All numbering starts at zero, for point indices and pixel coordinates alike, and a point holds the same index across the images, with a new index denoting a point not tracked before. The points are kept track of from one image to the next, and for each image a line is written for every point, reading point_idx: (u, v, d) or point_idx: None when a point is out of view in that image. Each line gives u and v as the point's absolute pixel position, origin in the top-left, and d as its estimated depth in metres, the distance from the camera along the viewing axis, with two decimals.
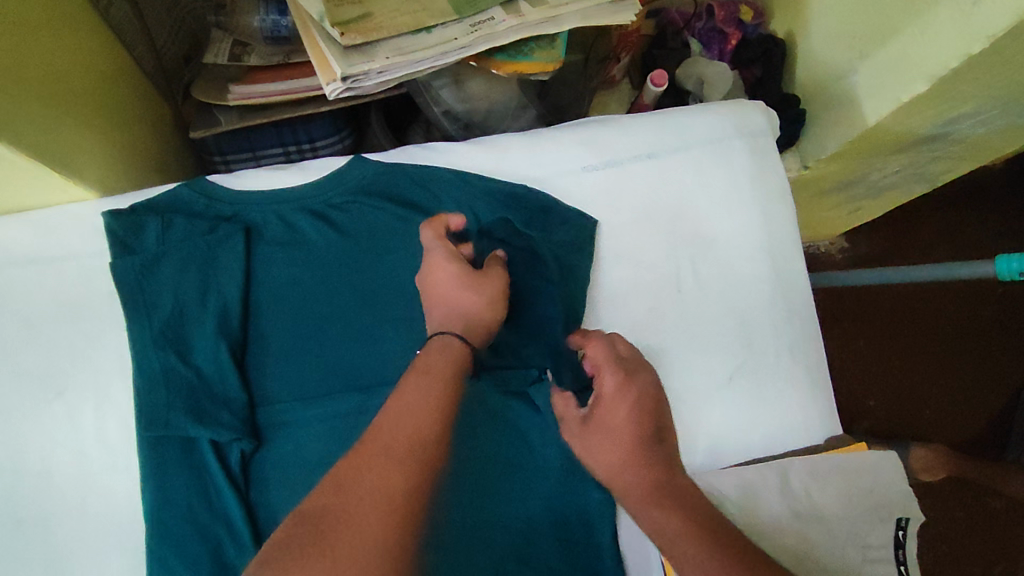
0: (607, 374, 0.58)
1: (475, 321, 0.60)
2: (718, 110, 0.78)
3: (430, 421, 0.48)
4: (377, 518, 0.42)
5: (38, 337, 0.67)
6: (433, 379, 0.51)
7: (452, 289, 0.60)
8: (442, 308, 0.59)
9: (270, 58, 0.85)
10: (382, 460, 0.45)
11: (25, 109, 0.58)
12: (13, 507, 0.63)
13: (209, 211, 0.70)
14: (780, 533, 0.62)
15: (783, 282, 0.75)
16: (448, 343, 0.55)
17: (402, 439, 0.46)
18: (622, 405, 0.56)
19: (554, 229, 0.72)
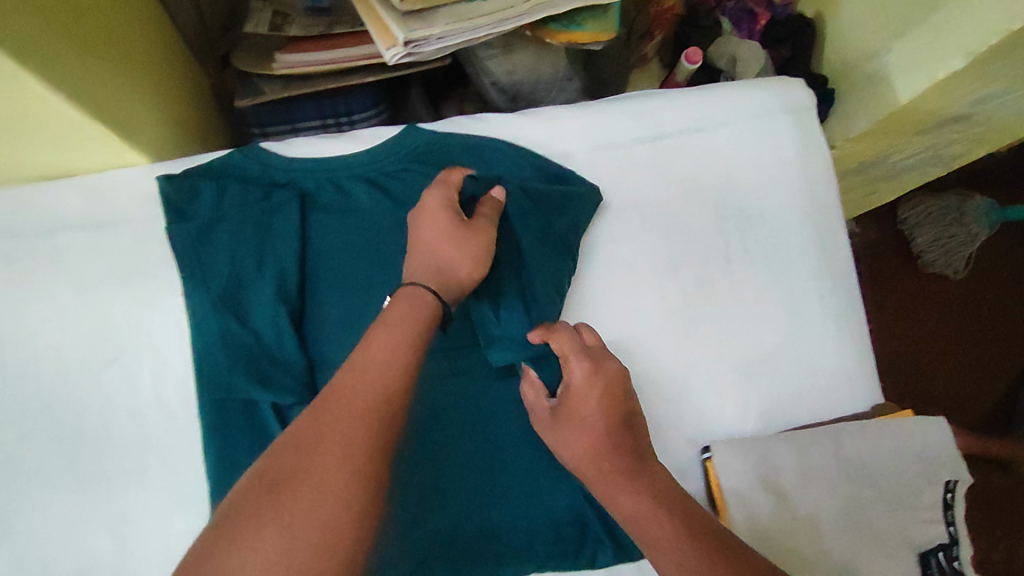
0: (576, 364, 0.59)
1: (450, 271, 0.58)
2: (764, 86, 0.78)
3: (397, 377, 0.48)
4: (342, 475, 0.42)
5: (93, 301, 0.67)
6: (398, 336, 0.50)
7: (437, 239, 0.59)
8: (456, 279, 0.59)
9: (310, 28, 0.83)
10: (346, 420, 0.44)
11: (83, 67, 0.59)
12: (77, 468, 0.64)
13: (264, 175, 0.70)
14: (835, 495, 0.64)
15: (829, 254, 0.76)
16: (420, 297, 0.54)
17: (367, 395, 0.46)
18: (590, 396, 0.58)
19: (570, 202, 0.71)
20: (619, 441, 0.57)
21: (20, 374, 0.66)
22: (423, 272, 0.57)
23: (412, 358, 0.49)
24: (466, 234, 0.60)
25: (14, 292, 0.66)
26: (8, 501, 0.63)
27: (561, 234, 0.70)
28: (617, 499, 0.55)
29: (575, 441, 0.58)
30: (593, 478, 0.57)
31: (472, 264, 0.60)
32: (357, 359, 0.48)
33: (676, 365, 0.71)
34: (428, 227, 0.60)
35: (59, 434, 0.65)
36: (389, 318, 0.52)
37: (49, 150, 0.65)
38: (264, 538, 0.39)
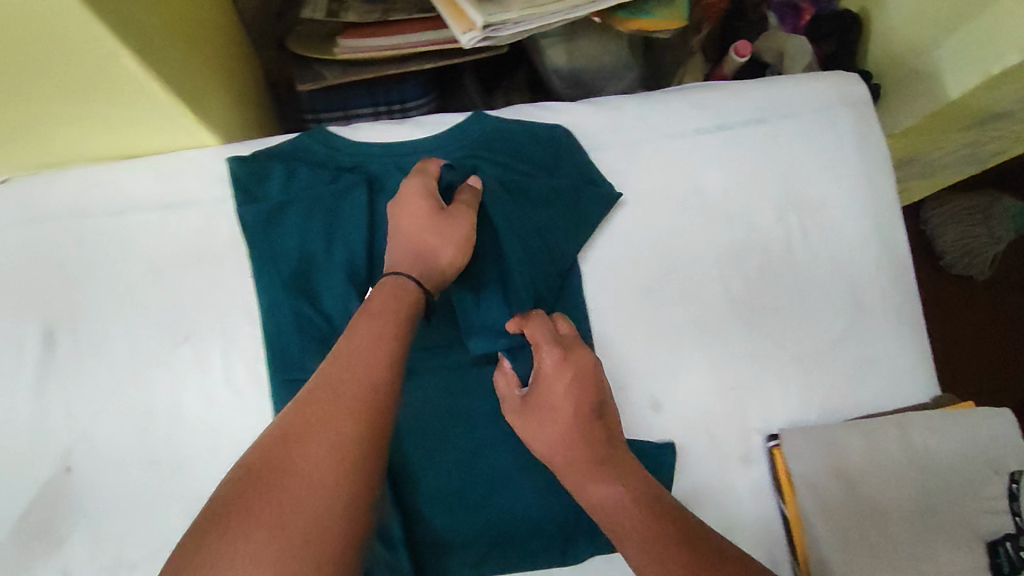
0: (547, 351, 0.59)
1: (429, 256, 0.60)
2: (824, 79, 0.78)
3: (383, 367, 0.49)
4: (328, 462, 0.44)
5: (164, 282, 0.68)
6: (381, 326, 0.52)
7: (416, 226, 0.61)
8: (437, 267, 0.60)
9: (367, 15, 0.81)
10: (333, 411, 0.46)
11: (165, 45, 0.59)
12: (148, 447, 0.65)
13: (331, 160, 0.71)
14: (899, 486, 0.65)
15: (889, 247, 0.76)
16: (400, 285, 0.56)
17: (354, 386, 0.47)
18: (560, 383, 0.58)
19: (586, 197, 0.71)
20: (589, 433, 0.56)
21: (94, 353, 0.67)
22: (404, 259, 0.60)
23: (397, 346, 0.51)
24: (444, 219, 0.62)
25: (88, 273, 0.68)
26: (83, 477, 0.64)
27: (542, 222, 0.70)
28: (586, 489, 0.56)
29: (547, 428, 0.58)
30: (563, 467, 0.57)
31: (453, 250, 0.61)
32: (341, 351, 0.50)
33: (736, 355, 0.71)
34: (408, 214, 0.62)
35: (131, 413, 0.66)
36: (374, 309, 0.54)
37: (123, 133, 0.66)
38: (252, 529, 0.41)
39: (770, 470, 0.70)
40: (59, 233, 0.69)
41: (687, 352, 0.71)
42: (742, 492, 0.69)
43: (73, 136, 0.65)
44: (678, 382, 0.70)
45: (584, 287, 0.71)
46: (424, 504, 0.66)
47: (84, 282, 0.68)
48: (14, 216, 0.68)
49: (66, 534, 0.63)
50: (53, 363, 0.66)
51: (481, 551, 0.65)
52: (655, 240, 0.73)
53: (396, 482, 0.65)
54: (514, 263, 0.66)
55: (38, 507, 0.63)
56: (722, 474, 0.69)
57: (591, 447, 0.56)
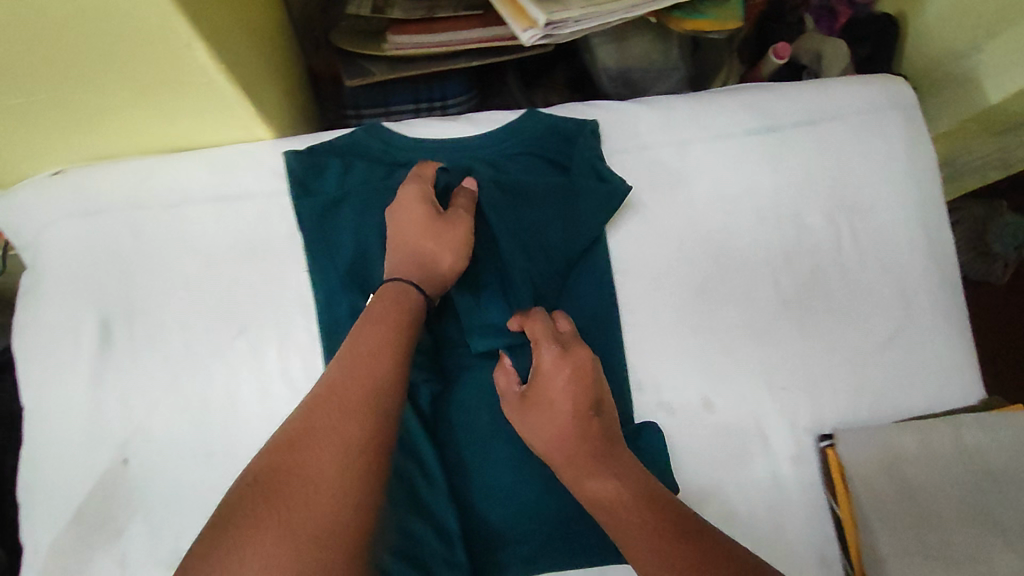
0: (545, 348, 0.61)
1: (429, 263, 0.62)
2: (874, 82, 0.79)
3: (385, 372, 0.52)
4: (334, 463, 0.45)
5: (219, 274, 0.68)
6: (382, 331, 0.54)
7: (414, 233, 0.63)
8: (437, 271, 0.62)
9: (411, 12, 0.79)
10: (338, 415, 0.48)
11: (231, 39, 0.59)
12: (204, 440, 0.66)
13: (387, 156, 0.71)
14: (950, 486, 0.66)
15: (936, 251, 0.76)
16: (404, 293, 0.59)
17: (357, 390, 0.50)
18: (558, 379, 0.59)
19: (590, 193, 0.70)
20: (586, 429, 0.57)
21: (149, 344, 0.67)
22: (405, 265, 0.62)
23: (398, 351, 0.54)
24: (442, 225, 0.63)
25: (142, 264, 0.68)
26: (140, 467, 0.65)
27: (545, 221, 0.69)
28: (584, 484, 0.57)
29: (545, 423, 0.58)
30: (561, 463, 0.58)
31: (451, 255, 0.63)
32: (343, 357, 0.52)
33: (784, 357, 0.72)
34: (406, 221, 0.63)
35: (186, 405, 0.66)
36: (375, 315, 0.56)
37: (182, 123, 0.66)
38: (263, 528, 0.42)
39: (820, 468, 0.71)
40: (115, 224, 0.69)
41: (735, 352, 0.72)
42: (789, 492, 0.70)
43: (132, 126, 0.65)
44: (727, 383, 0.71)
45: (633, 287, 0.72)
46: (478, 500, 0.66)
47: (139, 273, 0.68)
48: (71, 206, 0.69)
49: (124, 524, 0.64)
50: (110, 354, 0.67)
51: (535, 548, 0.66)
52: (706, 239, 0.73)
53: (450, 477, 0.66)
54: (517, 266, 0.67)
55: (98, 497, 0.64)
56: (770, 475, 0.70)
57: (588, 444, 0.57)
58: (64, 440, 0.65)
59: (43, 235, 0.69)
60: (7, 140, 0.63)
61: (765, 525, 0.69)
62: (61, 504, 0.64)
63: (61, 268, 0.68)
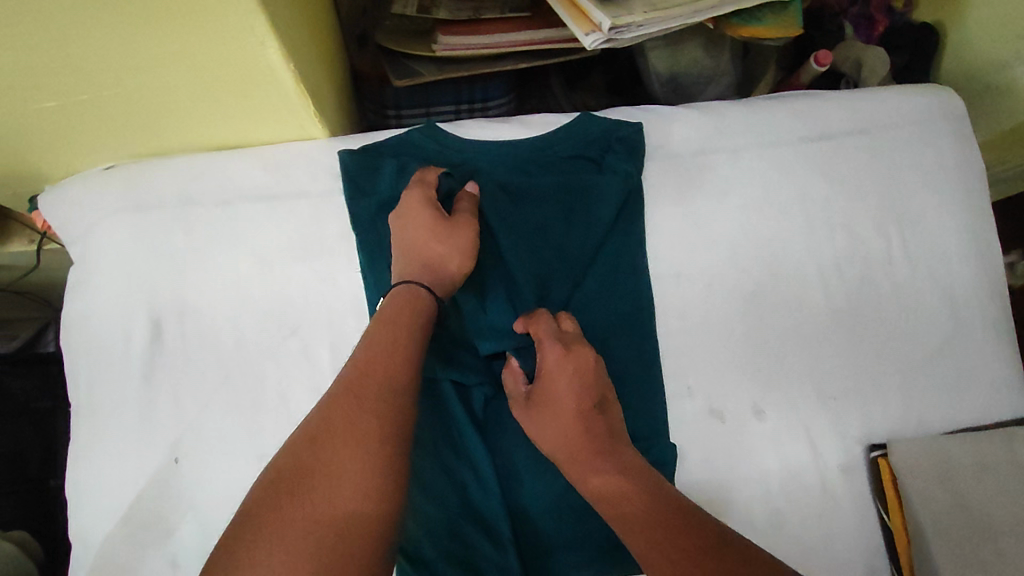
0: (548, 346, 0.60)
1: (438, 265, 0.61)
2: (923, 92, 0.79)
3: (402, 367, 0.51)
4: (355, 459, 0.45)
5: (271, 274, 0.68)
6: (397, 327, 0.54)
7: (420, 236, 0.62)
8: (446, 273, 0.61)
9: (457, 13, 0.80)
10: (357, 409, 0.47)
11: (295, 37, 0.60)
12: (255, 439, 0.65)
13: (441, 157, 0.71)
14: (1006, 499, 0.66)
15: (984, 261, 0.76)
16: (415, 296, 0.58)
17: (375, 385, 0.49)
18: (560, 377, 0.59)
19: (607, 197, 0.70)
20: (588, 424, 0.57)
21: (201, 342, 0.66)
22: (414, 269, 0.60)
23: (413, 346, 0.53)
24: (448, 227, 0.62)
25: (194, 262, 0.68)
26: (189, 468, 0.64)
27: (589, 225, 0.70)
28: (589, 479, 0.55)
29: (549, 421, 0.58)
30: (563, 459, 0.57)
31: (460, 258, 0.62)
32: (359, 354, 0.52)
33: (833, 365, 0.72)
34: (411, 224, 0.62)
35: (238, 404, 0.65)
36: (390, 313, 0.55)
37: (237, 120, 0.66)
38: (290, 522, 0.42)
39: (870, 480, 0.70)
40: (167, 220, 0.68)
41: (783, 359, 0.72)
42: (840, 503, 0.69)
43: (188, 122, 0.66)
44: (776, 390, 0.71)
45: (682, 293, 0.72)
46: (530, 505, 0.66)
47: (190, 270, 0.68)
48: (123, 201, 0.68)
49: (174, 525, 0.63)
50: (160, 351, 0.66)
51: (587, 554, 0.65)
52: (757, 247, 0.73)
53: (502, 482, 0.66)
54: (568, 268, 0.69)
55: (146, 496, 0.63)
56: (820, 485, 0.70)
57: (592, 439, 0.56)
58: (113, 438, 0.64)
59: (94, 231, 0.68)
60: (63, 129, 0.63)
61: (817, 536, 0.68)
62: (109, 504, 0.63)
63: (113, 264, 0.67)
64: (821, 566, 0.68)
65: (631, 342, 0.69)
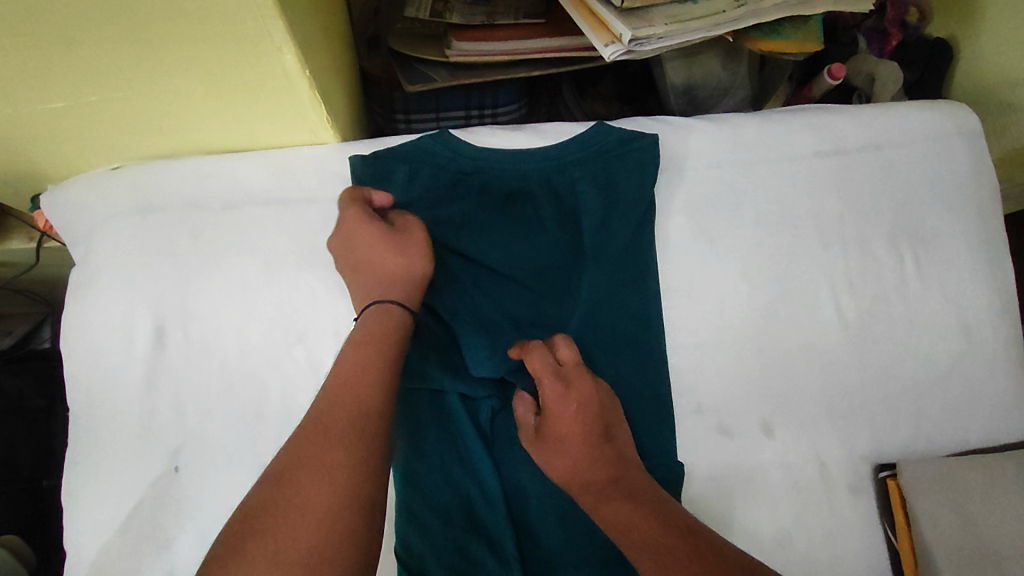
0: (549, 384, 0.59)
1: (401, 274, 0.57)
2: (939, 109, 0.78)
3: (373, 393, 0.50)
4: (323, 491, 0.43)
5: (278, 280, 0.67)
6: (369, 350, 0.52)
7: (372, 254, 0.58)
8: (406, 284, 0.57)
9: (470, 18, 0.79)
10: (322, 447, 0.46)
11: (310, 41, 0.60)
12: (256, 448, 0.64)
13: (453, 164, 0.70)
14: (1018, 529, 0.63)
15: (998, 280, 0.75)
16: (381, 317, 0.55)
17: (344, 414, 0.48)
18: (567, 411, 0.58)
19: (624, 214, 0.70)
20: (598, 455, 0.57)
21: (204, 348, 0.65)
22: (377, 290, 0.57)
23: (386, 369, 0.51)
24: (394, 235, 0.58)
25: (199, 266, 0.67)
26: (190, 476, 0.63)
27: (602, 240, 0.69)
28: (603, 511, 0.55)
29: (561, 457, 0.57)
30: (577, 494, 0.57)
31: (418, 258, 0.58)
32: (330, 382, 0.50)
33: (844, 384, 0.71)
34: (358, 244, 0.58)
35: (239, 412, 0.64)
36: (362, 334, 0.53)
37: (247, 124, 0.66)
38: (252, 563, 0.40)
39: (878, 501, 0.69)
40: (172, 223, 0.67)
41: (795, 378, 0.71)
42: (850, 525, 0.68)
43: (197, 125, 0.65)
44: (787, 407, 0.70)
45: (693, 308, 0.71)
46: (535, 522, 0.64)
47: (195, 274, 0.66)
48: (128, 203, 0.67)
49: (174, 535, 0.62)
50: (162, 356, 0.65)
51: None
52: (769, 262, 0.72)
53: (508, 498, 0.64)
54: (582, 282, 0.68)
55: (144, 505, 0.62)
56: (831, 506, 0.68)
57: (602, 468, 0.56)
58: (112, 445, 0.63)
59: (97, 233, 0.67)
60: (70, 129, 0.62)
61: (828, 558, 0.67)
62: (108, 512, 0.62)
63: (116, 266, 0.66)
64: None
65: (642, 356, 0.68)
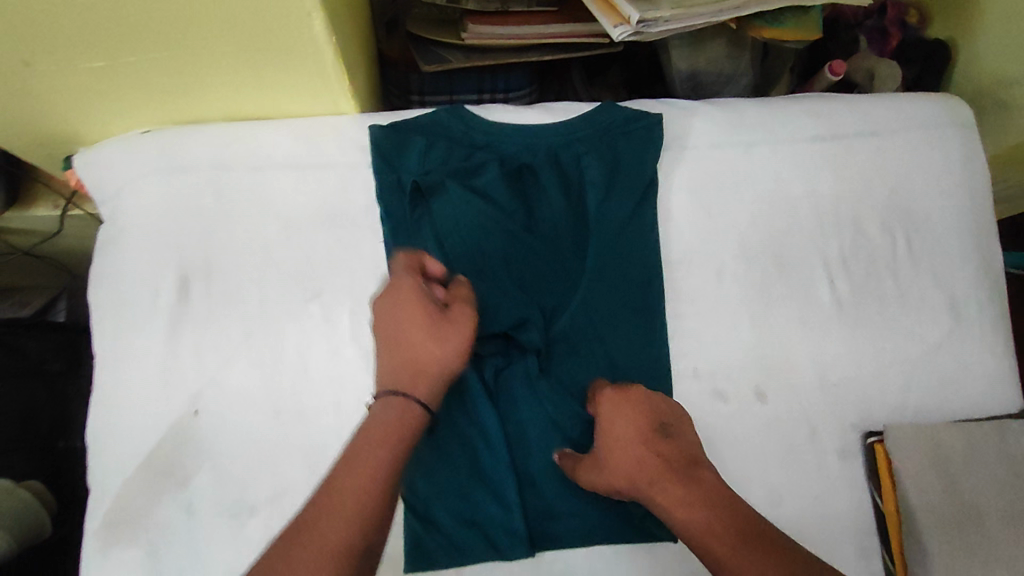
0: (604, 394, 0.63)
1: (434, 372, 0.58)
2: (933, 99, 0.81)
3: (370, 504, 0.51)
4: None
5: (297, 238, 0.70)
6: (378, 450, 0.54)
7: (412, 335, 0.58)
8: (432, 377, 0.58)
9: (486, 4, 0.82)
10: (312, 556, 0.48)
11: (337, 13, 0.64)
12: (274, 396, 0.67)
13: (467, 138, 0.73)
14: (989, 487, 0.68)
15: (987, 261, 0.78)
16: (399, 412, 0.56)
17: (340, 523, 0.50)
18: (623, 415, 0.61)
19: (628, 186, 0.73)
20: (661, 455, 0.58)
21: (226, 301, 0.69)
22: (403, 375, 0.58)
23: (392, 472, 0.53)
24: (440, 324, 0.59)
25: (223, 224, 0.70)
26: (209, 420, 0.66)
27: (607, 212, 0.72)
28: (674, 513, 0.57)
29: (623, 460, 0.59)
30: (646, 497, 0.58)
31: (455, 357, 0.59)
32: (334, 479, 0.52)
33: (836, 357, 0.74)
34: (400, 318, 0.59)
35: (259, 361, 0.68)
36: (370, 430, 0.55)
37: (272, 89, 0.70)
38: None
39: (866, 466, 0.72)
40: (198, 183, 0.71)
41: (786, 349, 0.74)
42: (835, 487, 0.71)
43: (226, 91, 0.69)
44: (779, 376, 0.73)
45: (691, 280, 0.74)
46: (536, 474, 0.67)
47: (219, 232, 0.70)
48: (157, 164, 0.71)
49: (191, 474, 0.65)
50: (186, 307, 0.68)
51: (591, 523, 0.67)
52: (767, 239, 0.76)
53: (511, 451, 0.67)
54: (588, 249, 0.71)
55: (166, 445, 0.65)
56: (819, 470, 0.71)
57: (666, 469, 0.58)
58: (136, 390, 0.67)
59: (126, 190, 0.71)
60: (108, 89, 0.66)
61: (810, 517, 0.70)
62: (131, 450, 0.65)
63: (143, 221, 0.70)
64: (816, 547, 0.70)
65: (642, 323, 0.71)
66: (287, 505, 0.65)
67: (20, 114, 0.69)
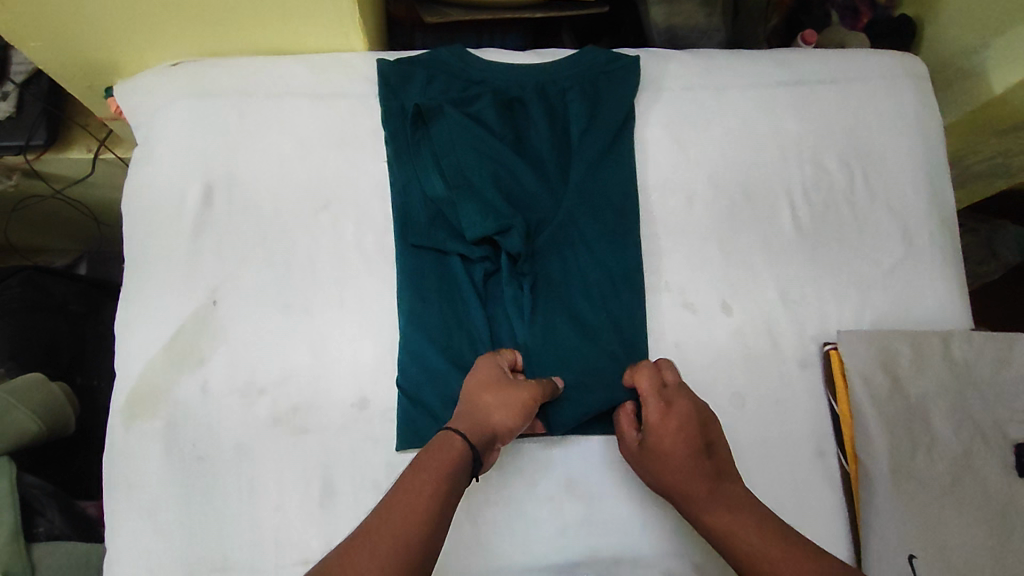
0: (651, 403, 0.67)
1: (488, 422, 0.64)
2: (889, 54, 0.89)
3: (417, 520, 0.54)
4: None
5: (310, 156, 0.79)
6: (425, 480, 0.57)
7: (479, 389, 0.66)
8: (484, 424, 0.64)
9: None
10: (364, 557, 0.51)
11: None
12: (285, 293, 0.75)
13: (463, 72, 0.81)
14: (925, 384, 0.75)
15: (937, 197, 0.85)
16: (452, 442, 0.61)
17: (388, 533, 0.53)
18: (669, 428, 0.66)
19: (609, 117, 0.81)
20: (699, 467, 0.64)
21: (245, 209, 0.77)
22: (463, 416, 0.64)
23: (437, 502, 0.56)
24: (505, 388, 0.66)
25: (244, 142, 0.78)
26: (225, 311, 0.74)
27: (590, 141, 0.80)
28: (706, 518, 0.63)
29: (665, 467, 0.65)
30: (680, 499, 0.65)
31: (509, 416, 0.65)
32: (388, 499, 0.56)
33: (796, 277, 0.81)
34: (475, 376, 0.67)
35: (273, 262, 0.75)
36: (419, 464, 0.59)
37: (292, 24, 0.78)
38: None
39: (823, 373, 0.78)
40: (222, 105, 0.79)
41: (751, 271, 0.80)
42: (795, 392, 0.77)
43: (250, 24, 0.77)
44: (743, 293, 0.80)
45: (663, 206, 0.81)
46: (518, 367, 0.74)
47: (241, 148, 0.78)
48: (187, 89, 0.79)
49: (207, 357, 0.73)
50: (208, 213, 0.76)
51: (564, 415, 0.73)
52: (734, 172, 0.83)
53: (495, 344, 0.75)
54: (572, 172, 0.79)
55: (187, 331, 0.73)
56: (778, 377, 0.78)
57: (705, 480, 0.64)
58: (162, 284, 0.74)
59: (159, 112, 0.80)
60: (147, 18, 0.74)
61: (771, 417, 0.77)
62: (156, 334, 0.73)
63: (173, 138, 0.78)
64: (776, 444, 0.76)
65: (618, 240, 0.78)
66: (293, 387, 0.73)
67: (68, 41, 0.77)
